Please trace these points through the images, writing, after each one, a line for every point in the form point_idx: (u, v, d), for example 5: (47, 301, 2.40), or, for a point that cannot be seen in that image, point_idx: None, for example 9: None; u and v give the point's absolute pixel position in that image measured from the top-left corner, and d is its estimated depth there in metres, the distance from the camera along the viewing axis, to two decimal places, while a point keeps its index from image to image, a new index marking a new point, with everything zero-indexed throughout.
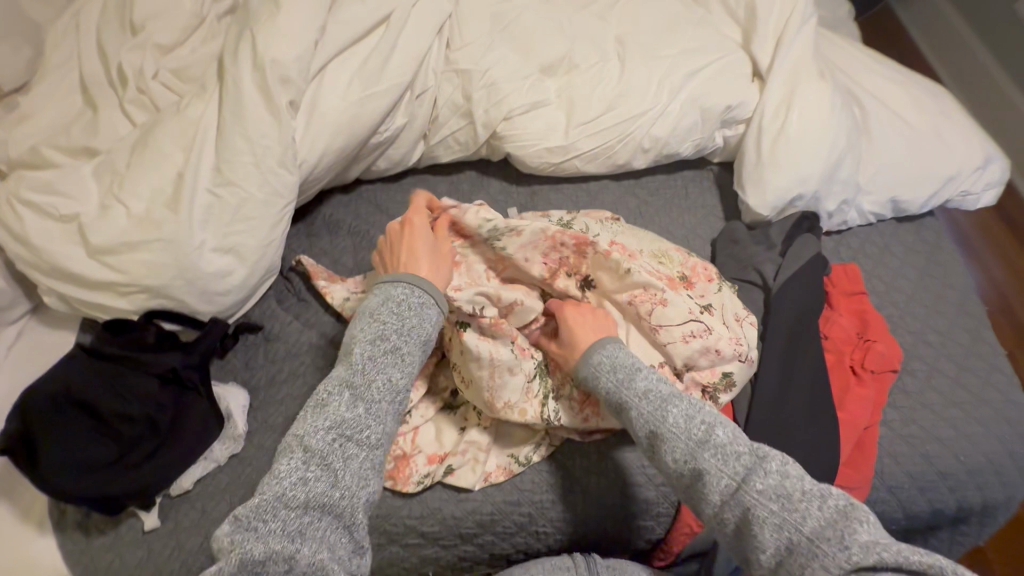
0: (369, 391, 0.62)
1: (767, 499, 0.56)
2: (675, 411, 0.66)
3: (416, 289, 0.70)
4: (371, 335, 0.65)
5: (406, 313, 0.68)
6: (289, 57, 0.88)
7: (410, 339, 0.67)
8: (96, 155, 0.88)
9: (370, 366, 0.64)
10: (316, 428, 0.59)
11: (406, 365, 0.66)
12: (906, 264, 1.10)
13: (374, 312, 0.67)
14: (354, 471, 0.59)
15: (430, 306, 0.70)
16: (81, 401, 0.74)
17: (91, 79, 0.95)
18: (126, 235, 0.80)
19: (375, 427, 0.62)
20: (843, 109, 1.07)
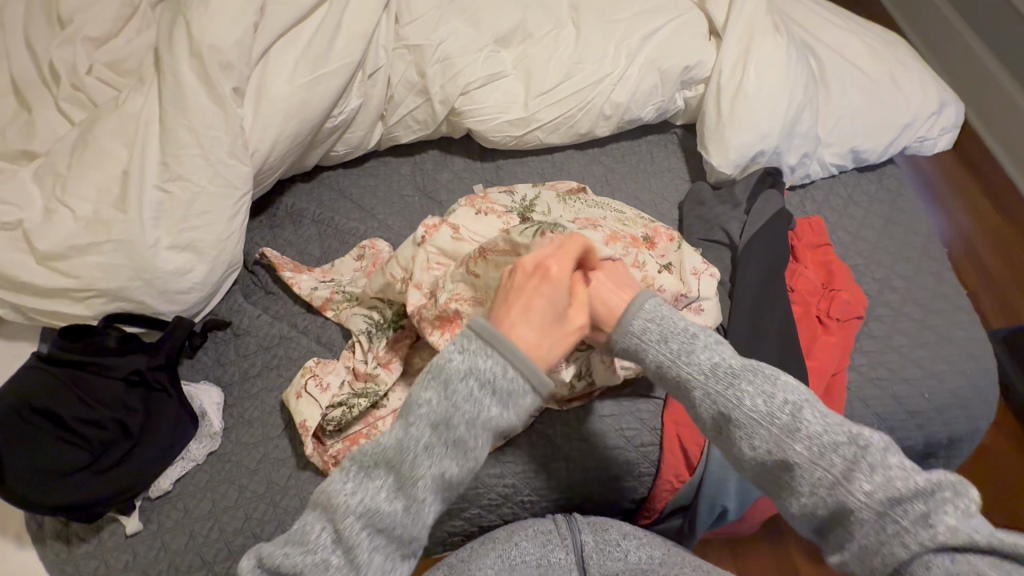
0: (413, 483, 0.57)
1: (869, 498, 0.54)
2: (754, 391, 0.59)
3: (517, 367, 0.58)
4: (437, 416, 0.57)
5: (500, 398, 0.58)
6: (227, 42, 0.85)
7: (477, 433, 0.58)
8: (36, 158, 0.85)
9: (427, 454, 0.57)
10: (351, 506, 0.56)
11: (466, 461, 0.58)
12: (870, 213, 1.12)
13: (451, 388, 0.58)
14: (378, 567, 0.57)
15: (527, 397, 0.58)
16: (44, 412, 0.72)
17: (23, 79, 0.91)
18: (75, 239, 0.78)
19: (408, 525, 0.58)
20: (800, 62, 1.07)
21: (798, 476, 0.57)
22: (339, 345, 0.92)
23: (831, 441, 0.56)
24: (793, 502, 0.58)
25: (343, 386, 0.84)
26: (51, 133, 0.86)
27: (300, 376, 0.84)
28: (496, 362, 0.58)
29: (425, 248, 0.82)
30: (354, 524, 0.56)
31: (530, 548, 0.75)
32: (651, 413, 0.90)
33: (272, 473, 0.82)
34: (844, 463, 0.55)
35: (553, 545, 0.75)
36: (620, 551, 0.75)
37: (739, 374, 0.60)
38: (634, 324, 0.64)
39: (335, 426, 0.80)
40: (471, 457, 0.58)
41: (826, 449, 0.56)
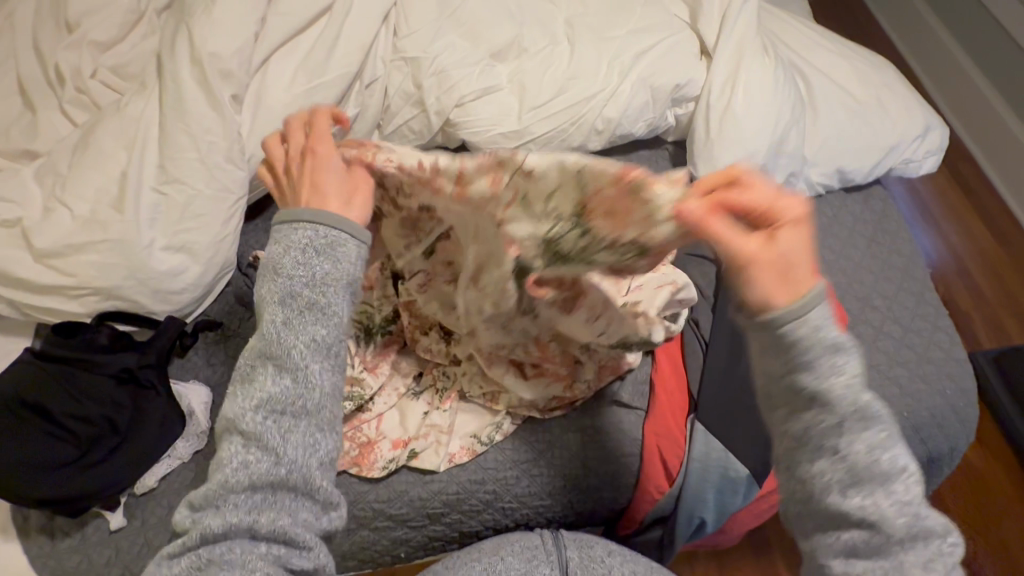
0: (288, 354, 0.56)
1: (889, 516, 0.50)
2: (883, 445, 0.51)
3: (324, 224, 0.59)
4: (279, 298, 0.57)
5: (327, 253, 0.59)
6: (228, 50, 0.87)
7: (326, 283, 0.58)
8: (37, 158, 0.87)
9: (286, 328, 0.56)
10: (244, 409, 0.55)
11: (331, 317, 0.57)
12: (855, 233, 1.14)
13: (280, 270, 0.58)
14: (298, 444, 0.55)
15: (352, 240, 0.60)
16: (34, 405, 0.74)
17: (28, 81, 0.93)
18: (71, 238, 0.80)
19: (308, 395, 0.56)
20: (788, 84, 1.09)
21: (876, 542, 0.50)
22: None
23: (888, 456, 0.51)
24: (830, 498, 0.51)
25: None
26: (53, 134, 0.89)
27: None
28: (312, 231, 0.59)
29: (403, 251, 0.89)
30: (257, 418, 0.55)
31: (515, 563, 0.76)
32: (633, 425, 0.90)
33: None
34: (929, 554, 0.50)
35: (538, 561, 0.76)
36: (604, 567, 0.76)
37: (842, 353, 0.51)
38: (790, 327, 0.49)
39: None
40: (333, 312, 0.57)
41: (917, 534, 0.50)
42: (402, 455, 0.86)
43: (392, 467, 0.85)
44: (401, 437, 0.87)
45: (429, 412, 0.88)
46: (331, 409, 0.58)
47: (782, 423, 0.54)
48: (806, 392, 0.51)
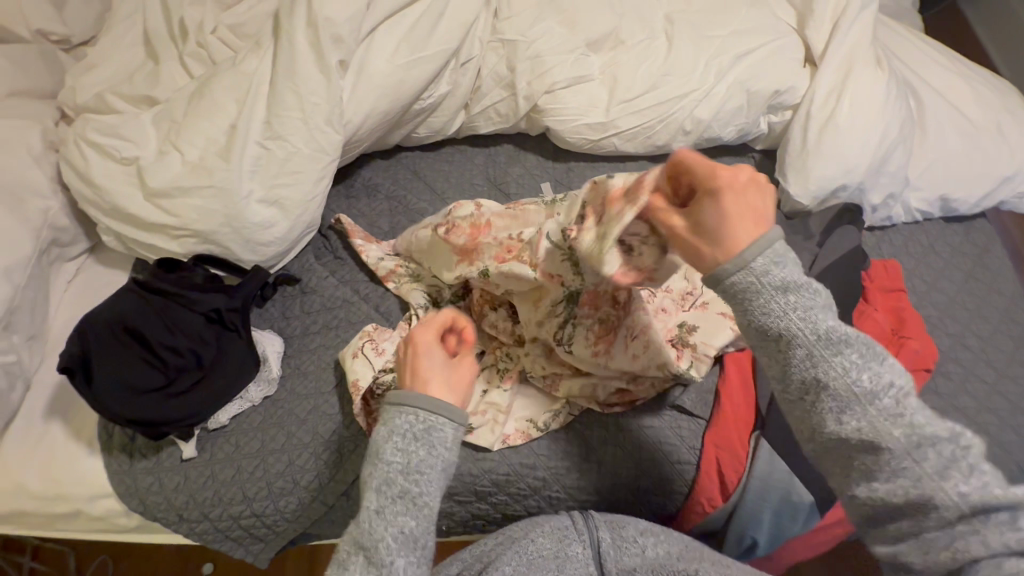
0: (377, 553, 0.54)
1: (877, 424, 0.51)
2: (860, 365, 0.52)
3: (422, 408, 0.59)
4: (377, 482, 0.57)
5: (425, 440, 0.58)
6: (341, 16, 0.90)
7: (421, 479, 0.57)
8: (156, 104, 0.93)
9: (376, 525, 0.55)
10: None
11: (420, 509, 0.56)
12: (951, 265, 1.07)
13: (380, 452, 0.58)
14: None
15: (449, 425, 0.59)
16: (134, 332, 0.79)
17: (154, 33, 1.00)
18: (179, 180, 0.85)
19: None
20: (898, 100, 1.03)
21: (888, 460, 0.51)
22: (395, 316, 0.95)
23: (866, 374, 0.52)
24: (829, 427, 0.53)
25: (397, 353, 0.88)
26: (171, 84, 0.95)
27: (358, 338, 0.88)
28: (411, 415, 0.59)
29: (444, 225, 0.92)
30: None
31: (546, 544, 0.74)
32: (692, 432, 0.89)
33: (318, 426, 0.86)
34: (940, 462, 0.50)
35: (569, 541, 0.74)
36: (637, 546, 0.74)
37: (807, 292, 0.54)
38: (755, 265, 0.54)
39: (383, 389, 0.84)
40: (424, 504, 0.57)
41: (923, 443, 0.50)
42: None
43: None
44: None
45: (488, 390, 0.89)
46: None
47: (775, 369, 0.55)
48: (772, 334, 0.54)
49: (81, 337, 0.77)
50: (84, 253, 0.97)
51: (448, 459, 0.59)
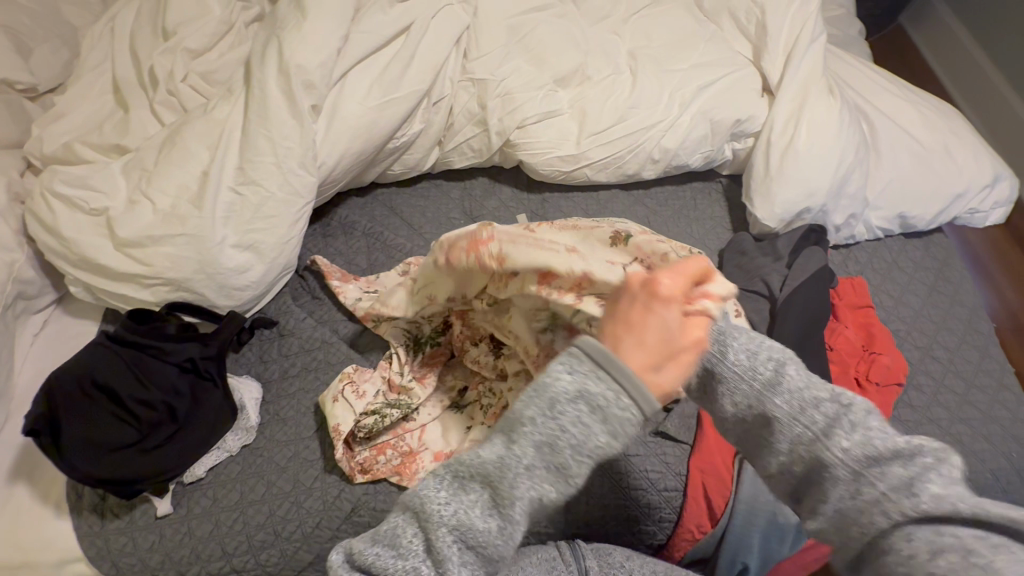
0: (510, 507, 0.52)
1: (774, 398, 0.51)
2: (737, 347, 0.54)
3: (627, 394, 0.49)
4: (542, 439, 0.51)
5: (607, 420, 0.50)
6: (312, 63, 0.91)
7: (581, 459, 0.51)
8: (126, 153, 0.92)
9: (522, 481, 0.52)
10: (441, 520, 0.53)
11: (566, 486, 0.52)
12: (914, 280, 1.11)
13: (558, 409, 0.51)
14: (495, 540, 0.53)
15: (617, 390, 0.50)
16: (103, 387, 0.77)
17: (124, 81, 1.00)
18: (151, 230, 0.84)
19: (501, 543, 0.54)
20: (852, 126, 1.08)
21: (778, 432, 0.51)
22: (375, 356, 0.95)
23: (754, 360, 0.53)
24: (726, 410, 0.54)
25: (378, 396, 0.88)
26: (142, 132, 0.94)
27: (338, 381, 0.88)
28: (608, 387, 0.50)
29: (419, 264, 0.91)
30: (443, 510, 0.53)
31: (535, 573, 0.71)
32: (677, 458, 0.89)
33: (300, 473, 0.84)
34: (828, 420, 0.49)
35: (558, 571, 0.73)
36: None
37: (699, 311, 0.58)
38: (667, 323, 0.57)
39: (366, 432, 0.84)
40: (585, 450, 0.51)
41: (808, 406, 0.50)
42: None
43: None
44: (444, 450, 0.86)
45: (472, 427, 0.87)
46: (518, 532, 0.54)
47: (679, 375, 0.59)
48: None
49: (47, 394, 0.75)
50: (51, 304, 0.95)
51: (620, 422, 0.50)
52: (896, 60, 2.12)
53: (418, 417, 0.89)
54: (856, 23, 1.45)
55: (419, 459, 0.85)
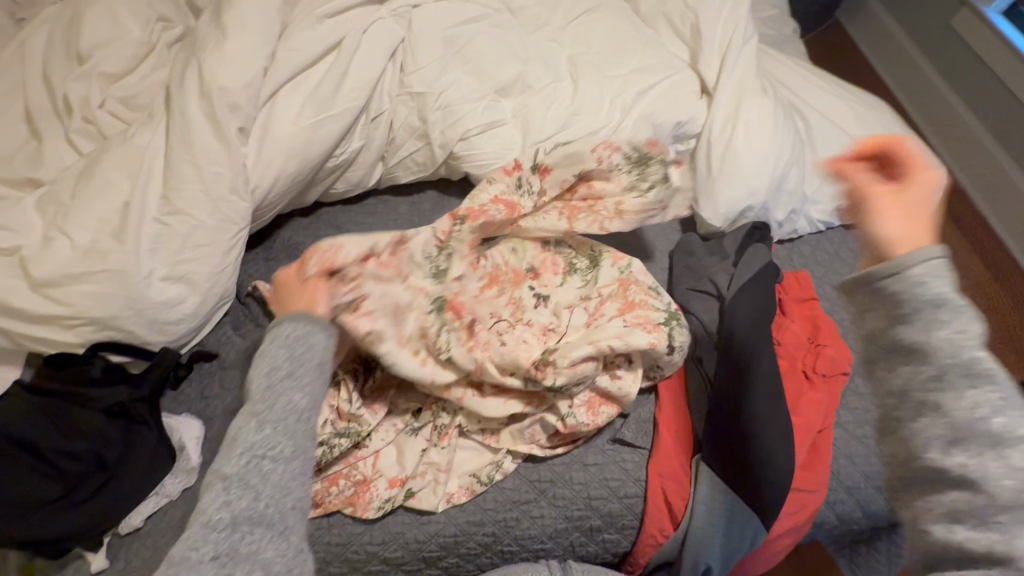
0: (272, 410, 0.64)
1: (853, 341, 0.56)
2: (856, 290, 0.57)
3: (302, 321, 0.70)
4: (266, 368, 0.67)
5: (298, 343, 0.69)
6: (237, 84, 0.88)
7: (304, 361, 0.68)
8: (41, 187, 0.87)
9: (268, 393, 0.65)
10: (235, 450, 0.61)
11: (297, 388, 0.66)
12: (856, 269, 1.14)
13: (278, 341, 0.69)
14: (276, 486, 0.60)
15: (316, 330, 0.70)
16: (20, 441, 0.71)
17: (36, 109, 0.94)
18: (69, 267, 0.79)
19: (286, 443, 0.63)
20: (788, 123, 1.11)
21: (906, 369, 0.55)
22: None
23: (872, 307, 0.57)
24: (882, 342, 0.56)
25: (326, 425, 0.83)
26: (57, 163, 0.89)
27: None
28: (293, 328, 0.69)
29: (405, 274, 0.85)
30: (242, 458, 0.60)
31: None
32: (637, 464, 0.89)
33: None
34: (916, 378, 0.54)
35: None
36: None
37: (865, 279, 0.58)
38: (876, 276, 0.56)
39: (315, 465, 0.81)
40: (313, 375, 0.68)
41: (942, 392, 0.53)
42: (398, 495, 0.83)
43: (388, 508, 0.82)
44: (399, 476, 0.84)
45: (427, 449, 0.86)
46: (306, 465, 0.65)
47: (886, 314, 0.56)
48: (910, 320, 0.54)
49: None
50: None
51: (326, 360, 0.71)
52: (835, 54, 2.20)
53: (371, 442, 0.86)
54: (789, 22, 1.49)
55: (373, 487, 0.83)
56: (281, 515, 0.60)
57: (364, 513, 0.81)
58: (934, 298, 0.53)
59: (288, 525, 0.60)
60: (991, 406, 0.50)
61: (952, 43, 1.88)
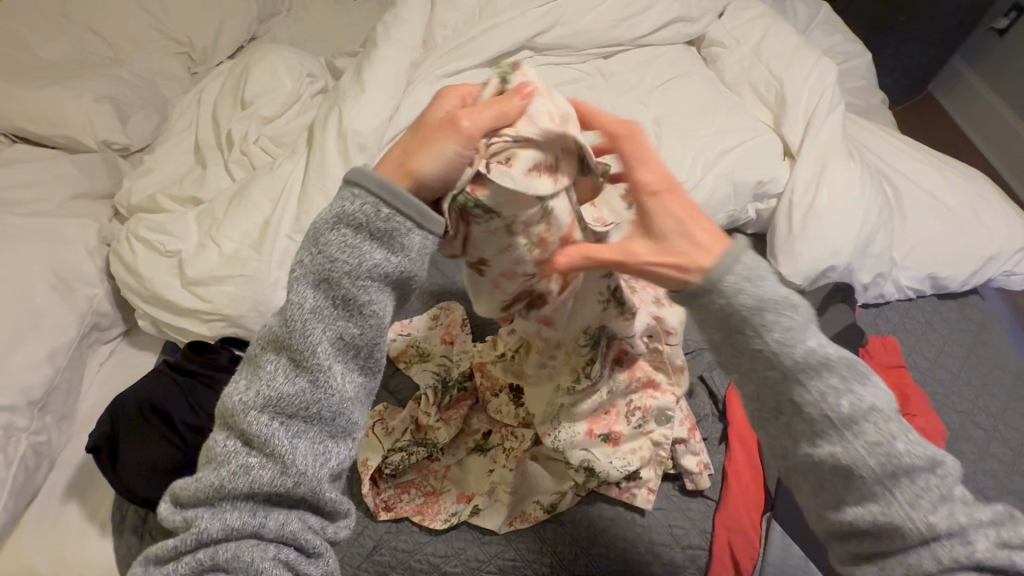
0: (311, 358, 0.49)
1: (855, 448, 0.48)
2: (839, 389, 0.48)
3: (385, 205, 0.49)
4: (315, 276, 0.49)
5: (383, 241, 0.49)
6: (367, 129, 1.03)
7: (368, 285, 0.49)
8: (200, 204, 1.05)
9: (312, 321, 0.49)
10: (249, 403, 0.49)
11: (366, 318, 0.50)
12: (952, 342, 1.09)
13: (322, 242, 0.49)
14: (308, 452, 0.50)
15: (417, 232, 0.49)
16: (160, 411, 0.83)
17: (204, 143, 1.14)
18: (215, 271, 0.93)
19: (327, 399, 0.50)
20: (875, 188, 1.11)
21: (851, 487, 0.49)
22: (405, 396, 0.99)
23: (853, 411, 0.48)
24: (803, 450, 0.50)
25: (405, 433, 0.90)
26: (215, 186, 1.07)
27: (369, 418, 0.93)
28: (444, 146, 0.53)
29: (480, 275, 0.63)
30: (262, 418, 0.49)
31: None
32: (703, 515, 0.88)
33: None
34: (915, 489, 0.47)
35: None
36: None
37: (838, 368, 0.49)
38: (725, 282, 0.49)
39: (392, 469, 0.87)
40: (371, 313, 0.50)
41: (918, 490, 0.47)
42: (464, 511, 0.87)
43: (454, 521, 0.86)
44: (468, 492, 0.89)
45: (494, 470, 0.89)
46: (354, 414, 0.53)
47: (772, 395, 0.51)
48: (765, 352, 0.49)
49: (113, 414, 0.83)
50: (119, 336, 1.04)
51: (410, 274, 0.51)
52: (932, 125, 2.12)
53: (443, 458, 0.91)
54: (879, 94, 1.51)
55: (442, 500, 0.88)
56: (315, 488, 0.50)
57: (431, 523, 0.86)
58: (780, 292, 0.49)
59: (329, 482, 0.52)
60: (835, 391, 0.48)
61: None
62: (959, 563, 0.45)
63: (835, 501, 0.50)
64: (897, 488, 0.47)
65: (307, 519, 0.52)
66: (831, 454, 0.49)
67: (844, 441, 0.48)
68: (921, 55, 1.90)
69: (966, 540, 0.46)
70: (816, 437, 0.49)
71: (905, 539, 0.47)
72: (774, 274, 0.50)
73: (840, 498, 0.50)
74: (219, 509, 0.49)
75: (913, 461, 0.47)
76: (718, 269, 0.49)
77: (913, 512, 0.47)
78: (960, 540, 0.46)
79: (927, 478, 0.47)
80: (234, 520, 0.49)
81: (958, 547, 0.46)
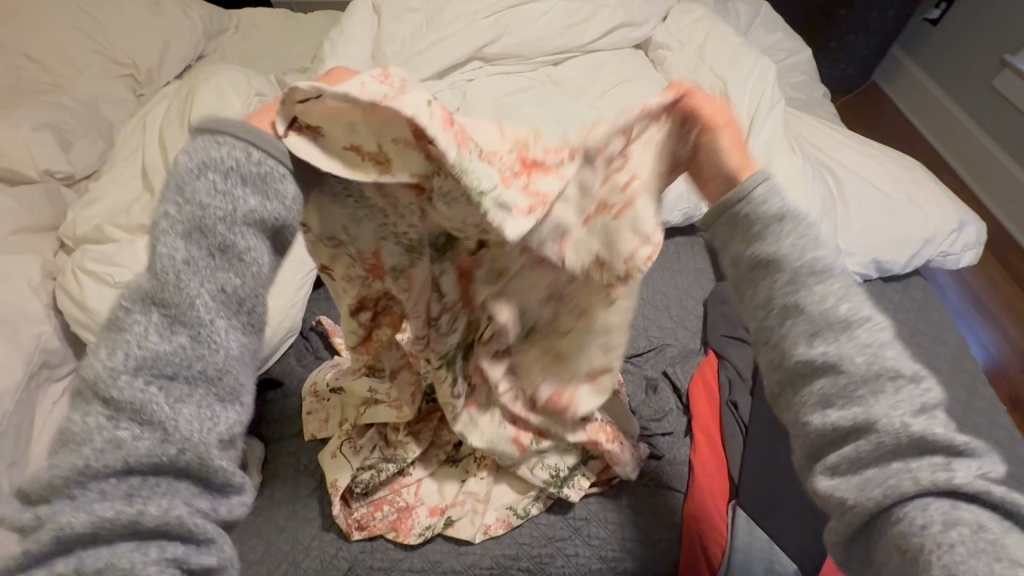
0: (187, 313, 0.39)
1: (850, 345, 0.42)
2: (840, 294, 0.43)
3: (242, 141, 0.39)
4: (184, 223, 0.39)
5: (260, 185, 0.40)
6: None
7: (244, 232, 0.40)
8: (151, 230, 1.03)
9: (184, 274, 0.39)
10: (110, 368, 0.38)
11: (249, 266, 0.41)
12: (897, 321, 1.14)
13: (185, 186, 0.39)
14: (192, 418, 0.40)
15: (290, 178, 0.42)
16: None
17: (152, 167, 1.12)
18: None
19: (207, 358, 0.40)
20: (816, 180, 1.16)
21: (840, 378, 0.42)
22: None
23: (859, 319, 0.43)
24: (797, 351, 0.44)
25: (375, 450, 0.89)
26: None
27: (337, 437, 0.91)
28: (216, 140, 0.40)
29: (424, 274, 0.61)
30: (133, 385, 0.38)
31: None
32: (672, 507, 0.90)
33: (300, 529, 0.87)
34: (892, 397, 0.42)
35: None
36: None
37: (833, 271, 0.44)
38: (756, 190, 0.45)
39: (362, 488, 0.86)
40: (252, 262, 0.41)
41: (893, 385, 0.42)
42: (438, 523, 0.87)
43: (428, 535, 0.86)
44: (439, 504, 0.88)
45: (466, 480, 0.89)
46: (244, 373, 0.43)
47: (768, 290, 0.45)
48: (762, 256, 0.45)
49: None
50: (72, 372, 1.01)
51: (290, 223, 0.43)
52: (880, 110, 2.15)
53: (413, 471, 0.89)
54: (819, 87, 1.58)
55: (414, 514, 0.87)
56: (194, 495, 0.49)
57: (405, 538, 0.86)
58: (798, 212, 0.45)
59: (218, 452, 0.42)
60: (835, 296, 0.43)
61: (992, 105, 1.83)
62: (932, 482, 0.40)
63: (815, 404, 0.44)
64: (882, 393, 0.42)
65: (192, 502, 0.41)
66: (811, 353, 0.43)
67: (838, 337, 0.42)
68: (860, 48, 1.97)
69: (946, 462, 0.40)
70: (812, 336, 0.43)
71: (883, 438, 0.41)
72: (773, 190, 0.45)
73: (828, 397, 0.43)
74: (74, 503, 0.38)
75: (896, 366, 0.42)
76: (749, 183, 0.45)
77: (894, 412, 0.41)
78: (929, 458, 0.41)
79: (909, 389, 0.42)
80: (104, 509, 0.38)
81: (938, 472, 0.40)
